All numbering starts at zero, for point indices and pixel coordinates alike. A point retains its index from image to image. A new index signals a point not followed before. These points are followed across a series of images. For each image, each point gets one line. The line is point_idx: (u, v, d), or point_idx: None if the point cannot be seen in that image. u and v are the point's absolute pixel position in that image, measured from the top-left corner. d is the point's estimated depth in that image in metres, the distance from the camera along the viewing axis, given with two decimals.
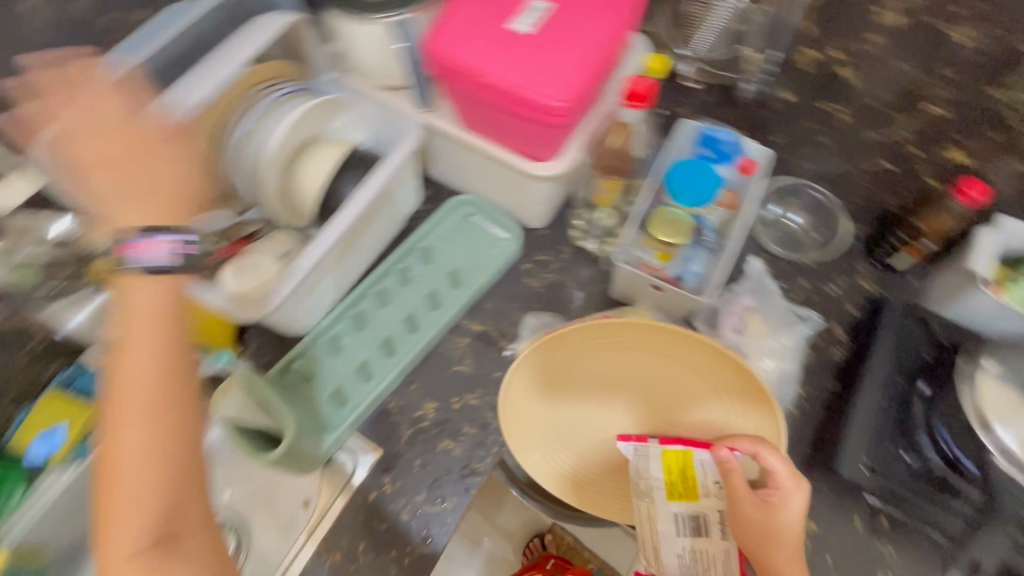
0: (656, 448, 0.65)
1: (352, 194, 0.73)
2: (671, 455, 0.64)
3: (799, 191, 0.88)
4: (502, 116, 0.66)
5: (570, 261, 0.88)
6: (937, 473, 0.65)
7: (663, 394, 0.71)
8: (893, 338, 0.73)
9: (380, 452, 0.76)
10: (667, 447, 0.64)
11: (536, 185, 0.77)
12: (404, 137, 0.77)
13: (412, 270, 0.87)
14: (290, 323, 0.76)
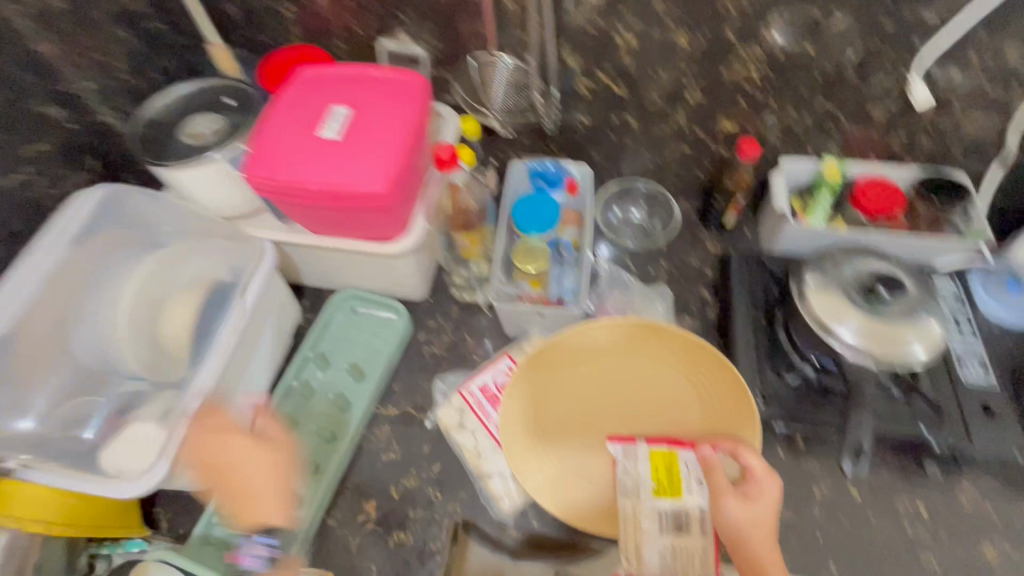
0: (645, 446, 0.70)
1: (222, 331, 0.74)
2: (658, 453, 0.70)
3: (630, 188, 0.99)
4: (341, 214, 0.71)
5: (461, 316, 0.92)
6: (816, 382, 0.74)
7: (671, 417, 0.75)
8: (743, 284, 0.83)
9: (333, 573, 0.72)
10: (654, 447, 0.70)
11: (399, 262, 0.82)
12: (261, 258, 0.79)
13: (313, 380, 0.86)
14: (196, 478, 0.74)
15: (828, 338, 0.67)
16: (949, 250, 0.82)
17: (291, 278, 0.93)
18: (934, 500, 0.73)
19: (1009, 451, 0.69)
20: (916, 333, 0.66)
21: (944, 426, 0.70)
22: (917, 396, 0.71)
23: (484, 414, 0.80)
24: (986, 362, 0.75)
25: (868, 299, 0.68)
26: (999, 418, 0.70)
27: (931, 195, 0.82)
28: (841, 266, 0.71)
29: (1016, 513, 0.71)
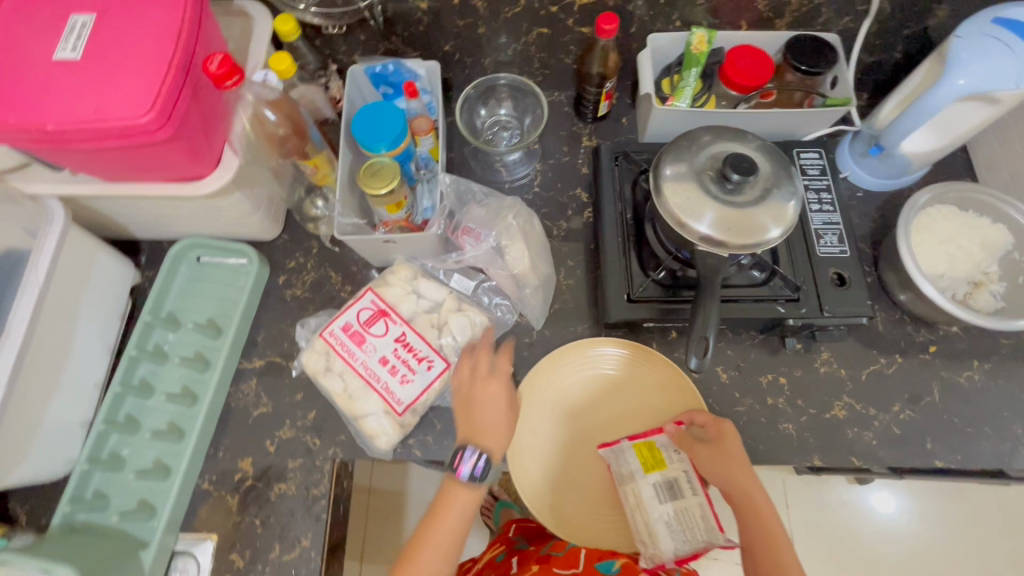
0: (630, 447, 0.71)
1: (15, 306, 0.63)
2: (641, 444, 0.71)
3: (493, 86, 0.89)
4: (119, 154, 0.59)
5: (323, 253, 0.84)
6: (681, 276, 0.72)
7: (636, 408, 0.75)
8: (611, 178, 0.79)
9: (216, 534, 0.71)
10: (636, 441, 0.72)
11: (225, 202, 0.71)
12: (51, 218, 0.66)
13: (164, 344, 0.78)
14: (36, 470, 0.67)
15: (685, 233, 0.64)
16: (817, 121, 0.79)
17: (116, 234, 0.81)
18: (793, 371, 0.76)
19: (858, 317, 0.70)
20: (771, 215, 0.63)
21: (799, 303, 0.71)
22: (776, 276, 0.71)
23: (351, 355, 0.73)
24: (843, 231, 0.74)
25: (723, 186, 0.64)
26: (852, 287, 0.71)
27: (799, 63, 0.75)
28: (698, 153, 0.67)
29: (866, 372, 0.76)
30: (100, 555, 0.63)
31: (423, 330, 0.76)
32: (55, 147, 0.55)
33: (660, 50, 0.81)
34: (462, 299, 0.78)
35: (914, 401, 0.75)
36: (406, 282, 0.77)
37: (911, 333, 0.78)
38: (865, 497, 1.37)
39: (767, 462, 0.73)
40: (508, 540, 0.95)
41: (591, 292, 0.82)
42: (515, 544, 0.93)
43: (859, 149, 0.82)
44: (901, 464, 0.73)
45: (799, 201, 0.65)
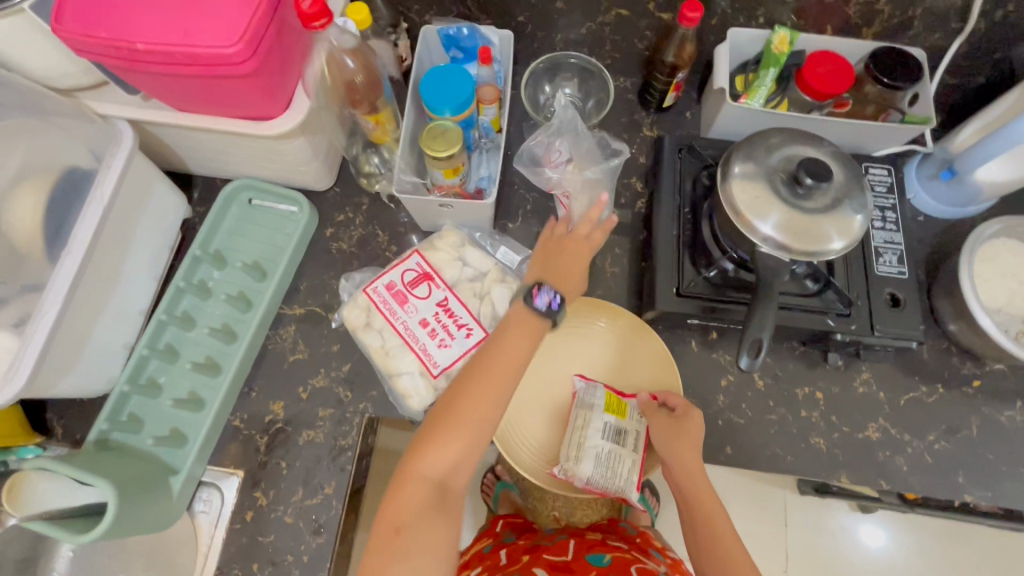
0: (603, 388, 0.73)
1: (78, 223, 0.64)
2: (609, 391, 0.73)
3: (561, 63, 0.88)
4: (197, 84, 0.59)
5: (371, 210, 0.84)
6: (733, 276, 0.71)
7: (616, 371, 0.77)
8: (672, 170, 0.78)
9: (242, 471, 0.72)
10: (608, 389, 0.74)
11: (288, 146, 0.71)
12: (120, 141, 0.67)
13: (208, 280, 0.79)
14: (78, 385, 0.68)
15: (747, 232, 0.63)
16: (891, 138, 0.76)
17: (173, 166, 0.82)
18: (831, 387, 0.75)
19: (909, 340, 0.69)
20: (837, 225, 0.62)
21: (850, 319, 0.69)
22: (830, 289, 0.70)
23: (392, 313, 0.74)
24: (903, 252, 0.73)
25: (793, 189, 0.63)
26: (906, 309, 0.70)
27: (881, 74, 0.73)
28: (770, 153, 0.66)
29: (904, 398, 0.75)
30: (134, 474, 0.64)
31: (465, 297, 0.76)
32: (139, 67, 0.55)
33: (739, 47, 0.79)
34: (507, 271, 0.78)
35: (950, 433, 0.74)
36: (452, 249, 0.78)
37: (956, 364, 0.76)
38: (865, 526, 1.36)
39: (794, 474, 0.73)
40: (495, 531, 0.95)
41: (635, 283, 0.81)
42: (501, 536, 0.93)
43: (927, 172, 0.80)
44: (928, 493, 0.72)
45: (867, 215, 0.64)
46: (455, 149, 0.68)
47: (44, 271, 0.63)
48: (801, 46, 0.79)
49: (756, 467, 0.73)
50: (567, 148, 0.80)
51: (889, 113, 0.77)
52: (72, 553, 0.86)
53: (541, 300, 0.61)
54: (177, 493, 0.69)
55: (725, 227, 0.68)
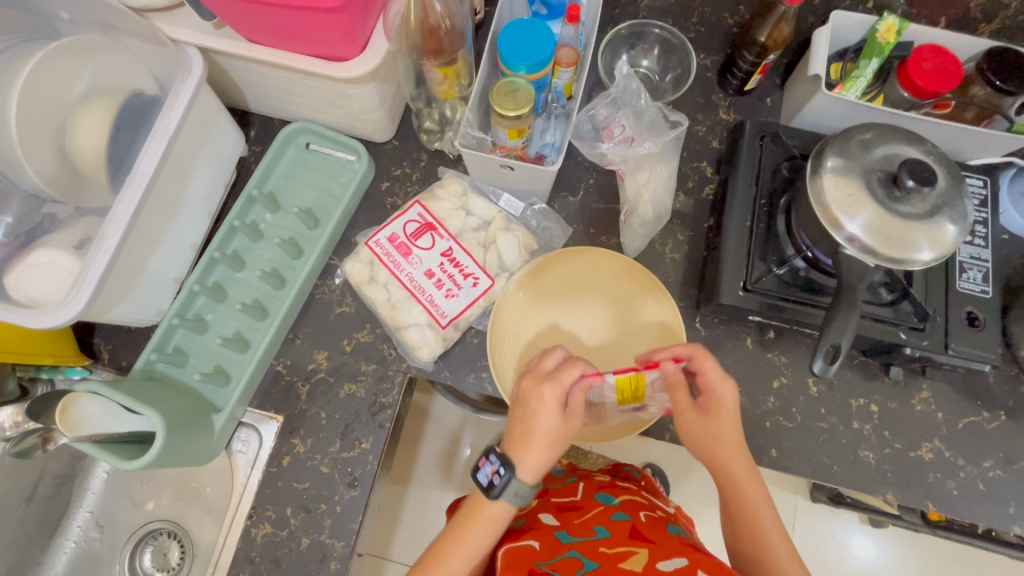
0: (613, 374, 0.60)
1: (143, 148, 0.62)
2: (625, 380, 0.60)
3: (643, 32, 0.83)
4: (278, 14, 0.57)
5: (429, 167, 0.81)
6: (804, 276, 0.68)
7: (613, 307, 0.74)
8: (751, 157, 0.74)
9: (281, 417, 0.72)
10: (621, 373, 0.60)
11: (357, 91, 0.68)
12: (189, 69, 0.64)
13: (260, 223, 0.78)
14: (130, 313, 0.68)
15: (832, 231, 0.59)
16: (992, 147, 0.71)
17: (234, 101, 0.80)
18: (887, 402, 0.73)
19: (983, 363, 0.66)
20: (930, 236, 0.58)
21: (923, 335, 0.66)
22: (905, 300, 0.66)
23: (397, 266, 0.73)
24: (989, 270, 0.69)
25: (889, 191, 0.59)
26: (984, 330, 0.66)
27: (995, 76, 0.68)
28: (868, 150, 0.61)
29: (963, 421, 0.72)
30: (181, 408, 0.65)
31: (469, 247, 0.76)
32: None
33: (841, 31, 0.74)
34: (511, 220, 0.77)
35: (1007, 462, 0.71)
36: (455, 197, 0.77)
37: (1022, 393, 0.73)
38: (876, 541, 1.34)
39: (837, 484, 0.71)
40: None
41: (695, 272, 0.78)
42: None
43: (1022, 188, 0.76)
44: (976, 520, 0.70)
45: (964, 227, 0.59)
46: (525, 110, 0.64)
47: (107, 197, 0.62)
48: (909, 36, 0.73)
49: (799, 472, 0.71)
50: (629, 122, 0.73)
51: (993, 120, 0.71)
52: (105, 476, 0.88)
53: (484, 468, 0.60)
54: (219, 430, 0.69)
55: (805, 224, 0.64)
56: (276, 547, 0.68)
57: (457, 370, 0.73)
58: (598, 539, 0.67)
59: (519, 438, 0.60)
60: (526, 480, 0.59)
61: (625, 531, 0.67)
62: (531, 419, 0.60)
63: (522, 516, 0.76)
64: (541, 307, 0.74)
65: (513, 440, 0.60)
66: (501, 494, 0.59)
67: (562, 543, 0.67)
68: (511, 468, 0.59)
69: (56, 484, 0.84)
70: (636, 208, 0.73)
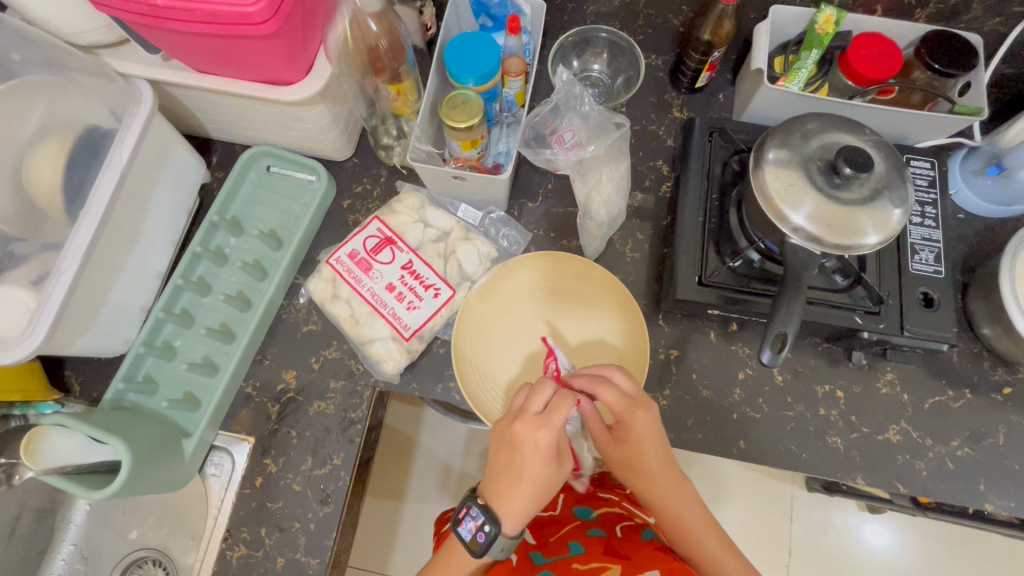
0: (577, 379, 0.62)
1: (96, 182, 0.63)
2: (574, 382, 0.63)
3: (590, 37, 0.85)
4: (218, 45, 0.58)
5: (389, 182, 0.82)
6: (759, 267, 0.69)
7: (575, 308, 0.74)
8: (700, 153, 0.75)
9: (253, 438, 0.73)
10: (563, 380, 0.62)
11: (308, 113, 0.69)
12: (140, 101, 0.66)
13: (225, 247, 0.79)
14: (95, 344, 0.69)
15: (777, 222, 0.60)
16: (937, 128, 0.72)
17: (194, 129, 0.81)
18: (852, 386, 0.73)
19: (940, 343, 0.66)
20: (874, 220, 0.59)
21: (879, 318, 0.67)
22: (860, 285, 0.67)
23: (358, 281, 0.75)
24: (941, 250, 0.69)
25: (829, 179, 0.60)
26: (940, 310, 0.67)
27: (933, 59, 0.69)
28: (807, 140, 0.62)
29: (929, 401, 0.72)
30: (150, 434, 0.65)
31: (430, 259, 0.77)
32: (160, 24, 0.55)
33: (782, 24, 0.75)
34: (470, 229, 0.79)
35: (975, 439, 0.71)
36: (414, 210, 0.78)
37: (987, 370, 0.73)
38: (872, 526, 1.34)
39: (808, 472, 0.71)
40: None
41: (656, 269, 0.78)
42: None
43: (972, 167, 0.76)
44: (949, 500, 0.70)
45: (908, 210, 0.60)
46: (474, 121, 0.65)
47: (63, 230, 0.63)
48: (847, 26, 0.74)
49: (769, 462, 0.71)
50: (577, 126, 0.75)
51: (937, 102, 0.72)
52: (88, 507, 0.89)
53: (467, 526, 0.59)
54: (190, 456, 0.69)
55: (754, 216, 0.65)
56: (251, 568, 0.69)
57: (424, 381, 0.74)
58: (572, 555, 0.67)
59: (507, 486, 0.59)
60: (512, 529, 0.60)
61: (599, 546, 0.68)
62: (527, 474, 0.58)
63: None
64: (501, 312, 0.74)
65: (497, 482, 0.60)
66: (486, 551, 0.58)
67: (536, 563, 0.68)
68: (495, 521, 0.58)
69: (37, 517, 0.85)
70: (590, 210, 0.74)
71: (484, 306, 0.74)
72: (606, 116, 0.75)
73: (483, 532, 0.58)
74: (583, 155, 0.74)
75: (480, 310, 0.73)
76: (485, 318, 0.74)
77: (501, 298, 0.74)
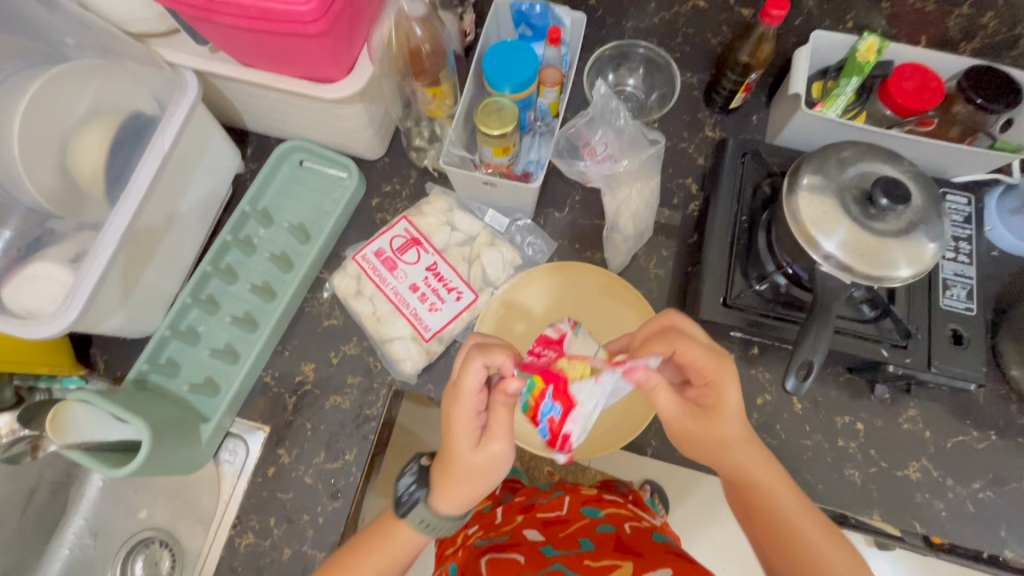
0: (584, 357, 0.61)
1: (138, 167, 0.65)
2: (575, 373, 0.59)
3: (627, 52, 0.86)
4: (266, 41, 0.59)
5: (419, 184, 0.83)
6: (785, 292, 0.68)
7: (592, 321, 0.74)
8: (732, 173, 0.75)
9: (268, 427, 0.74)
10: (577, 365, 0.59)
11: (346, 111, 0.70)
12: (185, 90, 0.67)
13: (254, 237, 0.80)
14: (123, 325, 0.70)
15: (808, 248, 0.60)
16: (975, 164, 0.71)
17: (232, 120, 0.83)
18: (873, 420, 0.72)
19: (966, 381, 0.65)
20: (908, 252, 0.58)
21: (906, 352, 0.65)
22: (888, 317, 0.66)
23: (382, 280, 0.75)
24: (974, 287, 0.68)
25: (864, 209, 0.59)
26: (970, 348, 0.66)
27: (977, 95, 0.68)
28: (844, 168, 0.62)
29: (952, 440, 0.71)
30: (170, 416, 0.66)
31: (455, 262, 0.77)
32: (213, 18, 0.56)
33: (822, 50, 0.75)
34: (496, 235, 0.79)
35: (997, 483, 0.69)
36: (441, 213, 0.79)
37: (1014, 413, 0.71)
38: (878, 564, 1.31)
39: (822, 503, 0.70)
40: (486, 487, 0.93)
41: (678, 287, 0.78)
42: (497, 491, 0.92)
43: (1011, 205, 0.74)
44: (966, 543, 0.68)
45: (943, 245, 0.59)
46: (510, 127, 0.65)
47: (103, 212, 0.65)
48: (890, 55, 0.74)
49: None
50: (610, 139, 0.75)
51: (976, 137, 0.72)
52: (101, 483, 0.90)
53: (402, 483, 0.60)
54: (206, 440, 0.70)
55: (783, 241, 0.64)
56: (258, 557, 0.70)
57: (440, 383, 0.74)
58: (582, 551, 0.67)
59: (440, 473, 0.57)
60: (448, 514, 0.58)
61: (610, 543, 0.67)
62: (459, 461, 0.56)
63: (507, 533, 0.75)
64: (514, 320, 0.74)
65: (434, 460, 0.58)
66: (408, 513, 0.59)
67: (547, 556, 0.67)
68: (423, 489, 0.59)
69: (52, 490, 0.87)
70: (618, 225, 0.75)
71: (498, 316, 0.74)
72: (640, 131, 0.75)
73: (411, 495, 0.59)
74: (614, 170, 0.74)
75: (492, 316, 0.73)
76: (501, 327, 0.74)
77: (517, 307, 0.74)
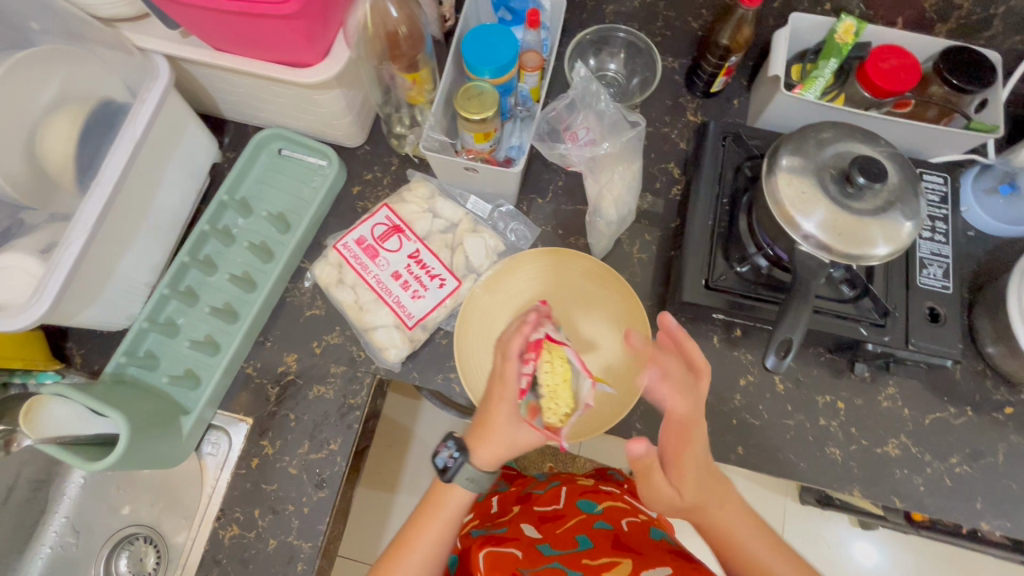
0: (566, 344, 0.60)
1: (108, 156, 0.63)
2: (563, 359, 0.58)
3: (608, 37, 0.85)
4: (237, 23, 0.58)
5: (399, 172, 0.82)
6: (766, 274, 0.69)
7: (571, 302, 0.74)
8: (713, 157, 0.75)
9: (251, 419, 0.73)
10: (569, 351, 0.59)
11: (323, 97, 0.69)
12: (155, 76, 0.66)
13: (232, 227, 0.78)
14: (98, 317, 0.69)
15: (787, 227, 0.60)
16: (951, 144, 0.72)
17: (207, 107, 0.81)
18: (853, 398, 0.73)
19: (943, 359, 0.66)
20: (885, 231, 0.59)
21: (884, 330, 0.66)
22: (866, 297, 0.66)
23: (364, 268, 0.74)
24: (950, 266, 0.69)
25: (842, 188, 0.60)
26: (946, 326, 0.67)
27: (952, 76, 0.68)
28: (822, 148, 0.62)
29: (930, 417, 0.72)
30: (150, 410, 0.65)
31: (437, 249, 0.77)
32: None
33: (800, 32, 0.75)
34: (479, 222, 0.79)
35: (973, 458, 0.71)
36: (423, 200, 0.78)
37: (990, 389, 0.73)
38: (862, 543, 1.32)
39: (805, 482, 0.71)
40: None
41: (660, 271, 0.78)
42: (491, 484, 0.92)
43: (984, 184, 0.75)
44: (942, 516, 0.69)
45: (919, 223, 0.60)
46: (488, 112, 0.65)
47: (73, 203, 0.63)
48: (869, 36, 0.75)
49: (766, 470, 0.71)
50: (591, 124, 0.76)
51: (952, 118, 0.72)
52: (82, 480, 0.89)
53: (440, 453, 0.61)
54: (187, 434, 0.69)
55: (764, 222, 0.65)
56: (243, 548, 0.69)
57: (425, 371, 0.74)
58: (581, 550, 0.66)
59: (479, 431, 0.59)
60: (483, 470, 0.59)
61: (607, 540, 0.67)
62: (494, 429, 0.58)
63: (504, 524, 0.76)
64: (498, 305, 0.74)
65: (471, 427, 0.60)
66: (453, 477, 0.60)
67: (545, 555, 0.66)
68: (464, 452, 0.59)
69: (33, 488, 0.85)
70: (600, 210, 0.74)
71: (484, 301, 0.73)
72: (622, 114, 0.75)
73: (448, 459, 0.60)
74: (595, 155, 0.74)
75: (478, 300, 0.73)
76: (484, 310, 0.73)
77: (500, 291, 0.74)
